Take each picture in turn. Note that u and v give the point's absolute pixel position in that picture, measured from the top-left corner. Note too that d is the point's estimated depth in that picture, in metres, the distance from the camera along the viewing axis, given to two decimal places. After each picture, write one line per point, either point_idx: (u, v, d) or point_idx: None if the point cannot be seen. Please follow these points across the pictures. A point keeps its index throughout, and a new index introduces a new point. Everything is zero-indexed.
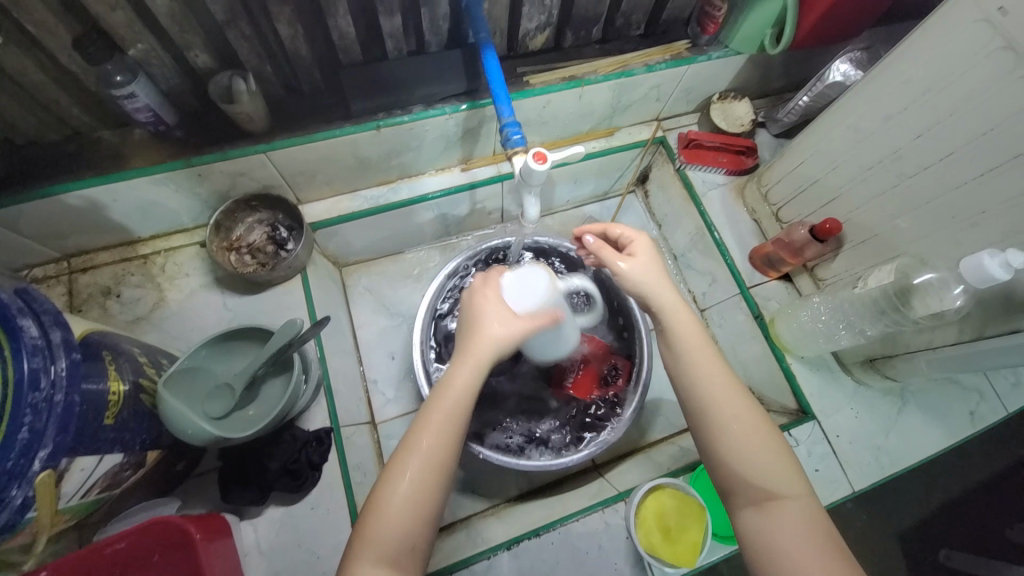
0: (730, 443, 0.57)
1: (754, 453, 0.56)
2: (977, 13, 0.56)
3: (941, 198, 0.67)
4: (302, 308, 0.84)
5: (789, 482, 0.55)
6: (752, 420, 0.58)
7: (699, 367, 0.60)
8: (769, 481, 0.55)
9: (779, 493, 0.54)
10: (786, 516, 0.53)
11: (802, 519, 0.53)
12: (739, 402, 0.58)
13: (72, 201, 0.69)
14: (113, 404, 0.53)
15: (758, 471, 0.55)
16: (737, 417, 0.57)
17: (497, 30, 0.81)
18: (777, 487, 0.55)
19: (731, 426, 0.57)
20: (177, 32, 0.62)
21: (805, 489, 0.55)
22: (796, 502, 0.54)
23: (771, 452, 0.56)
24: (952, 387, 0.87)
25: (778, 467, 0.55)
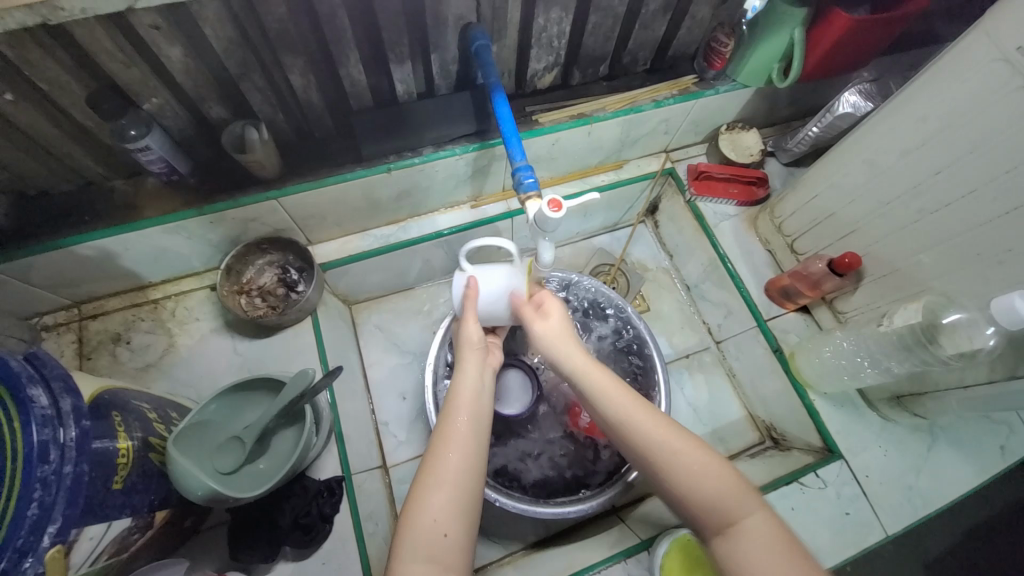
0: (670, 474, 0.53)
1: (692, 473, 0.52)
2: (994, 52, 0.56)
3: (965, 235, 0.66)
4: (312, 351, 0.83)
5: (737, 498, 0.50)
6: (677, 440, 0.54)
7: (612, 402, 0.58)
8: (718, 503, 0.50)
9: (733, 516, 0.49)
10: (747, 539, 0.48)
11: (765, 535, 0.47)
12: (658, 423, 0.55)
13: (84, 252, 0.69)
14: (123, 467, 0.52)
15: (703, 496, 0.51)
16: (662, 442, 0.54)
17: (505, 71, 0.81)
18: (727, 509, 0.50)
19: (663, 455, 0.53)
20: (192, 86, 0.63)
21: (757, 502, 0.50)
22: (752, 520, 0.49)
23: (705, 467, 0.52)
24: (983, 421, 0.84)
25: (722, 485, 0.51)
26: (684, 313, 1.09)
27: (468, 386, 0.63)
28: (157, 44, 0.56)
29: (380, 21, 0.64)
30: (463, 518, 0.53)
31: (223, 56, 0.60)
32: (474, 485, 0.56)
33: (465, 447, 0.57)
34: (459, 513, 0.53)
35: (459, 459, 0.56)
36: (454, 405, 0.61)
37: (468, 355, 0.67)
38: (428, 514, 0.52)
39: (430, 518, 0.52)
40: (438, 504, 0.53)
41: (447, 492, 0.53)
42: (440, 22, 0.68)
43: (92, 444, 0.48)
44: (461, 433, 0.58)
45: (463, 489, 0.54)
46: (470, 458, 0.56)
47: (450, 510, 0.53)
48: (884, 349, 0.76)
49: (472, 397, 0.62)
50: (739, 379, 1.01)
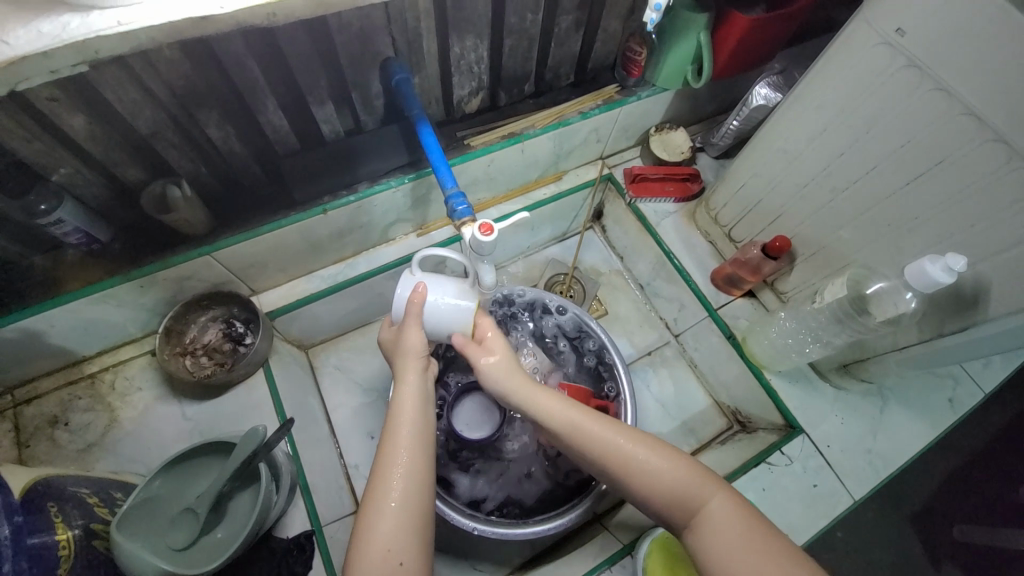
0: (639, 476, 0.57)
1: (657, 471, 0.56)
2: (876, 38, 0.60)
3: (875, 209, 0.70)
4: (268, 403, 0.80)
5: (698, 486, 0.55)
6: (642, 442, 0.59)
7: (579, 426, 0.61)
8: (684, 493, 0.55)
9: (697, 503, 0.54)
10: (713, 522, 0.52)
11: (727, 514, 0.52)
12: (622, 432, 0.60)
13: (5, 335, 0.65)
14: (65, 557, 0.49)
15: (669, 489, 0.55)
16: (622, 447, 0.59)
17: (431, 100, 0.82)
18: (692, 497, 0.54)
19: (632, 461, 0.58)
20: (103, 152, 0.61)
21: (717, 485, 0.55)
22: (714, 502, 0.53)
23: (666, 461, 0.57)
24: (925, 376, 0.88)
25: (683, 476, 0.55)
26: (641, 311, 1.12)
27: (410, 400, 0.61)
28: (57, 114, 0.54)
29: (294, 66, 0.64)
30: (415, 542, 0.53)
31: (132, 118, 0.59)
32: (424, 507, 0.56)
33: (414, 471, 0.57)
34: (415, 538, 0.53)
35: (408, 485, 0.56)
36: (393, 427, 0.59)
37: (408, 367, 0.64)
38: (379, 545, 0.52)
39: (381, 548, 0.52)
40: (390, 534, 0.52)
41: (398, 519, 0.53)
42: (355, 61, 0.68)
43: (28, 539, 0.46)
44: (409, 456, 0.57)
45: (413, 514, 0.54)
46: (419, 484, 0.56)
47: (402, 535, 0.53)
48: (824, 323, 0.80)
49: (416, 411, 0.61)
50: (701, 369, 1.04)
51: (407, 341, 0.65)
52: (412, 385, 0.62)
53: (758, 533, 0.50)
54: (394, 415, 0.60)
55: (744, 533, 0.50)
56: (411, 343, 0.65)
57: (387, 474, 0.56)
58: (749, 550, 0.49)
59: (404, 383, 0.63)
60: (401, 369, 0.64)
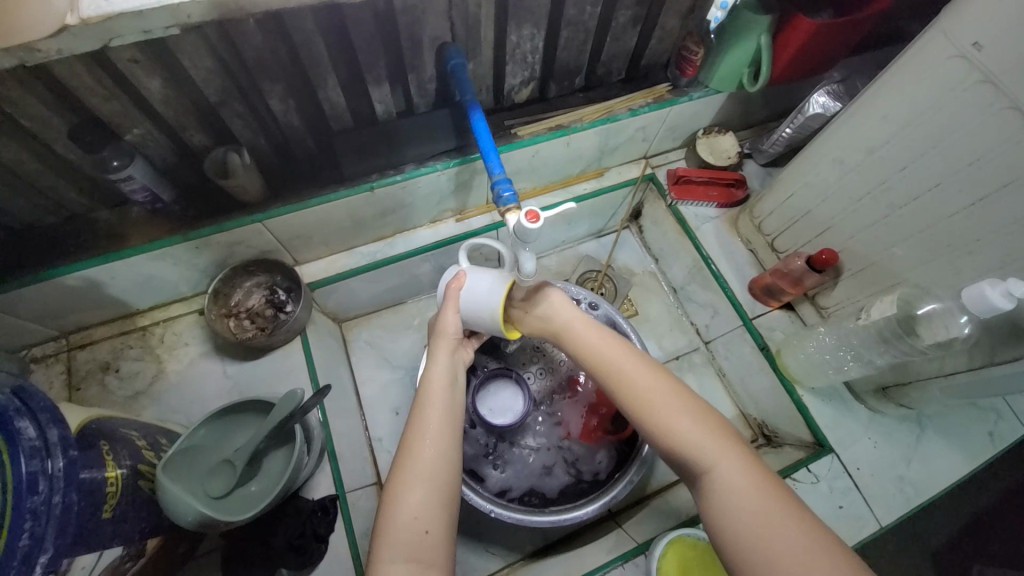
0: (649, 419, 0.55)
1: (673, 424, 0.53)
2: (951, 50, 0.58)
3: (934, 228, 0.68)
4: (302, 370, 0.83)
5: (711, 446, 0.51)
6: (662, 392, 0.55)
7: (606, 365, 0.59)
8: (695, 451, 0.51)
9: (706, 461, 0.50)
10: (721, 484, 0.49)
11: (736, 478, 0.48)
12: (644, 378, 0.57)
13: (70, 282, 0.70)
14: (111, 495, 0.51)
15: (681, 445, 0.52)
16: (640, 388, 0.56)
17: (482, 87, 0.83)
18: (701, 456, 0.51)
19: (650, 409, 0.55)
20: (173, 116, 0.64)
21: (732, 447, 0.51)
22: (724, 465, 0.49)
23: (685, 417, 0.53)
24: (968, 408, 0.85)
25: (698, 434, 0.52)
26: (672, 315, 1.11)
27: (440, 378, 0.64)
28: (136, 77, 0.57)
29: (356, 45, 0.66)
30: (440, 511, 0.54)
31: (203, 85, 0.62)
32: (450, 479, 0.57)
33: (441, 444, 0.58)
34: (440, 507, 0.54)
35: (434, 458, 0.56)
36: (422, 402, 0.61)
37: (442, 348, 0.67)
38: (406, 513, 0.53)
39: (409, 516, 0.52)
40: (417, 504, 0.53)
41: (423, 489, 0.54)
42: (414, 43, 0.70)
43: (80, 474, 0.48)
44: (435, 429, 0.59)
45: (438, 484, 0.55)
46: (444, 459, 0.57)
47: (427, 506, 0.54)
48: (866, 342, 0.78)
49: (444, 387, 0.63)
50: (730, 378, 1.02)
51: (445, 323, 0.69)
52: (443, 363, 0.65)
53: (770, 503, 0.46)
54: (425, 389, 0.63)
55: (754, 499, 0.47)
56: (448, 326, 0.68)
57: (416, 444, 0.57)
58: (756, 517, 0.46)
59: (435, 362, 0.66)
60: (436, 350, 0.67)
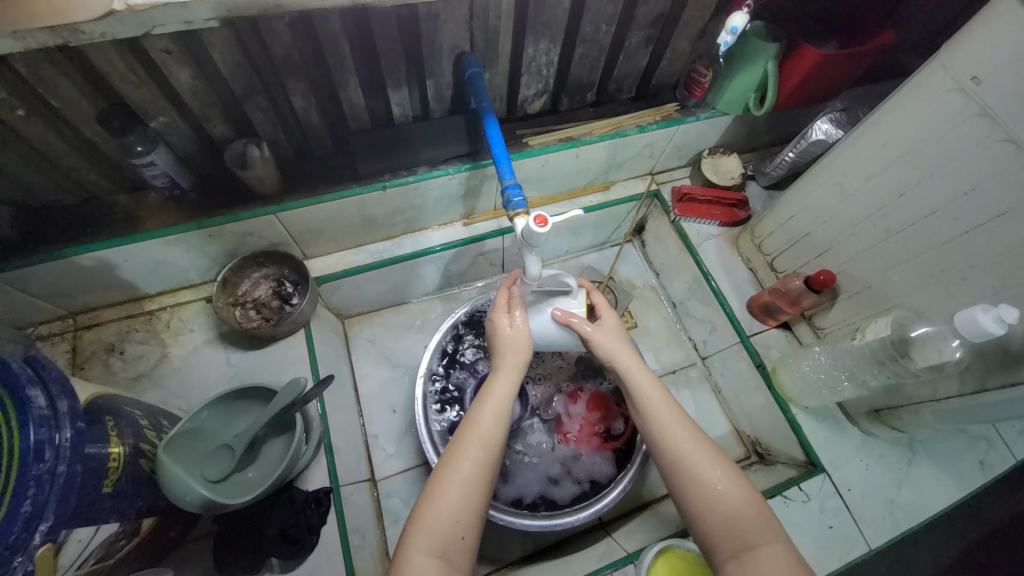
0: (701, 491, 0.58)
1: (727, 500, 0.57)
2: (950, 83, 0.60)
3: (929, 253, 0.70)
4: (304, 362, 0.84)
5: (761, 526, 0.55)
6: (725, 472, 0.59)
7: (668, 433, 0.62)
8: (742, 527, 0.55)
9: (755, 542, 0.54)
10: (764, 564, 0.52)
11: (782, 562, 0.52)
12: (702, 450, 0.60)
13: (84, 262, 0.71)
14: (113, 471, 0.52)
15: (731, 519, 0.55)
16: (696, 458, 0.60)
17: (497, 97, 0.86)
18: (751, 534, 0.54)
19: (703, 483, 0.58)
20: (199, 106, 0.66)
21: (778, 534, 0.55)
22: (771, 547, 0.53)
23: (737, 497, 0.57)
24: (959, 435, 0.86)
25: (751, 514, 0.55)
26: (671, 329, 1.12)
27: (501, 389, 0.64)
28: (168, 66, 0.59)
29: (379, 48, 0.68)
30: (475, 516, 0.56)
31: (229, 78, 0.64)
32: (487, 484, 0.58)
33: (485, 449, 0.59)
34: (473, 511, 0.56)
35: (477, 462, 0.58)
36: (478, 408, 0.62)
37: (508, 361, 0.68)
38: (446, 513, 0.55)
39: (447, 516, 0.54)
40: (457, 503, 0.55)
41: (460, 489, 0.56)
42: (435, 51, 0.72)
43: (87, 448, 0.49)
44: (489, 439, 0.60)
45: (478, 487, 0.57)
46: (487, 467, 0.58)
47: (463, 507, 0.55)
48: (861, 363, 0.79)
49: (504, 401, 0.64)
50: (725, 395, 1.03)
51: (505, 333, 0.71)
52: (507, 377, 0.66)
53: None
54: (484, 399, 0.63)
55: None
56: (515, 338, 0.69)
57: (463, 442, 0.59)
58: None
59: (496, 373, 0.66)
60: (502, 361, 0.68)
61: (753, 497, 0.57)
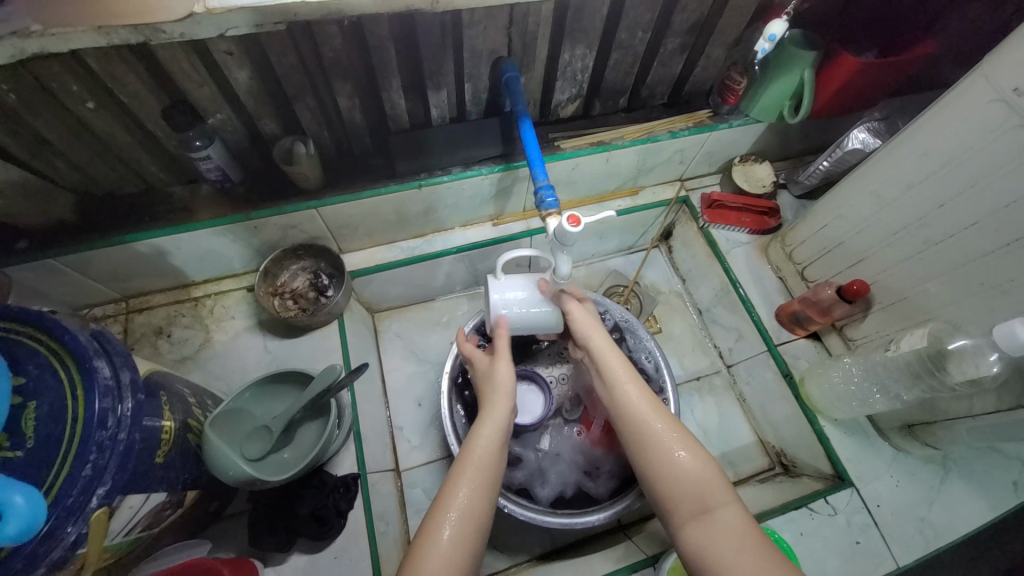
0: (660, 458, 0.60)
1: (683, 463, 0.59)
2: (993, 94, 0.59)
3: (970, 266, 0.68)
4: (337, 353, 0.88)
5: (716, 488, 0.57)
6: (683, 438, 0.61)
7: (632, 405, 0.64)
8: (699, 489, 0.58)
9: (711, 505, 0.56)
10: (720, 525, 0.55)
11: (737, 523, 0.55)
12: (659, 416, 0.63)
13: (141, 248, 0.76)
14: (164, 443, 0.55)
15: (688, 482, 0.58)
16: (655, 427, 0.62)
17: (531, 100, 0.88)
18: (706, 496, 0.57)
19: (660, 446, 0.61)
20: (252, 105, 0.70)
21: (733, 494, 0.58)
22: (726, 510, 0.56)
23: (693, 465, 0.59)
24: (996, 455, 0.83)
25: (707, 479, 0.58)
26: (696, 336, 1.12)
27: (489, 441, 0.64)
28: (228, 67, 0.63)
29: (422, 51, 0.71)
30: (470, 563, 0.55)
31: (283, 78, 0.67)
32: (479, 533, 0.57)
33: (482, 486, 0.60)
34: (472, 557, 0.55)
35: (472, 503, 0.58)
36: (467, 455, 0.62)
37: (495, 400, 0.67)
38: (442, 557, 0.54)
39: (442, 559, 0.54)
40: (454, 547, 0.55)
41: (460, 530, 0.56)
42: (475, 55, 0.74)
43: (144, 420, 0.52)
44: (479, 487, 0.59)
45: (474, 525, 0.57)
46: (479, 512, 0.58)
47: (462, 545, 0.55)
48: (894, 375, 0.77)
49: (492, 449, 0.63)
50: (750, 404, 1.02)
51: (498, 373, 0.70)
52: (497, 420, 0.65)
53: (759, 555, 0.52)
54: (474, 441, 0.64)
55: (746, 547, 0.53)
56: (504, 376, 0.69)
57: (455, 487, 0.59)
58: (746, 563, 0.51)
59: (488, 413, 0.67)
60: (490, 400, 0.68)
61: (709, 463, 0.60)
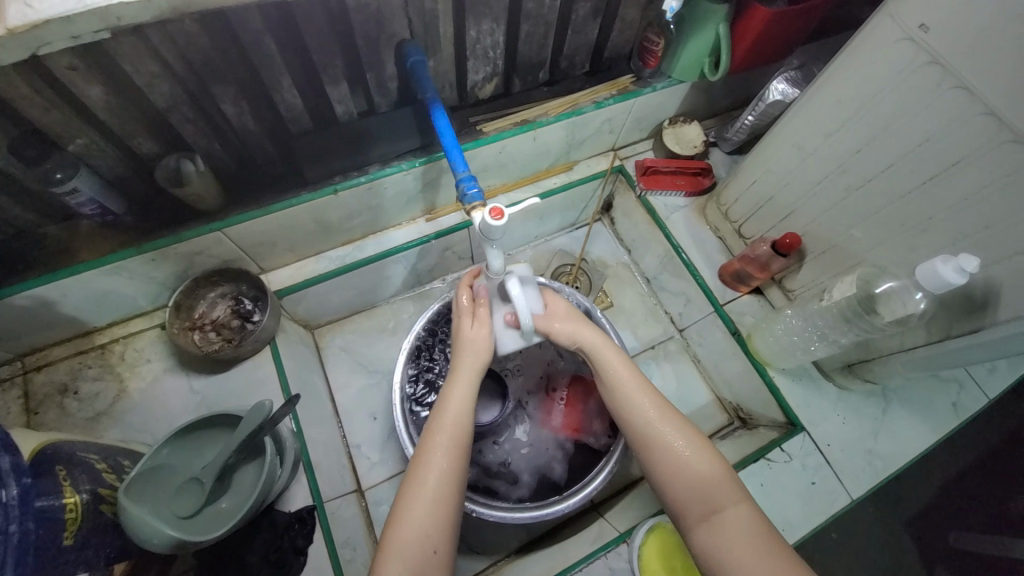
0: (670, 458, 0.61)
1: (692, 465, 0.60)
2: (899, 33, 0.59)
3: (888, 208, 0.70)
4: (274, 381, 0.82)
5: (724, 488, 0.58)
6: (688, 437, 0.62)
7: (638, 404, 0.65)
8: (710, 492, 0.58)
9: (720, 503, 0.57)
10: (731, 525, 0.55)
11: (745, 524, 0.55)
12: (667, 417, 0.64)
13: (18, 303, 0.66)
14: (71, 522, 0.49)
15: (696, 485, 0.59)
16: (660, 422, 0.64)
17: (445, 84, 0.82)
18: (714, 497, 0.58)
19: (667, 447, 0.61)
20: (119, 124, 0.61)
21: (742, 493, 0.58)
22: (737, 508, 0.57)
23: (699, 464, 0.60)
24: (932, 381, 0.88)
25: (716, 477, 0.59)
26: (647, 305, 1.12)
27: (456, 399, 0.65)
28: (75, 84, 0.55)
29: (309, 44, 0.64)
30: (445, 526, 0.57)
31: (148, 90, 0.59)
32: (456, 495, 0.59)
33: (453, 462, 0.60)
34: (444, 530, 0.56)
35: (445, 476, 0.59)
36: (438, 420, 0.63)
37: (467, 364, 0.68)
38: (415, 530, 0.55)
39: (415, 529, 0.55)
40: (425, 519, 0.56)
41: (432, 505, 0.57)
42: (371, 41, 0.68)
43: (36, 503, 0.46)
44: (454, 449, 0.61)
45: (444, 505, 0.58)
46: (451, 480, 0.59)
47: (436, 522, 0.56)
48: (832, 322, 0.80)
49: (463, 407, 0.64)
50: (704, 364, 1.04)
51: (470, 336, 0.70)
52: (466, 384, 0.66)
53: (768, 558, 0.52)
54: (443, 405, 0.64)
55: (754, 546, 0.53)
56: (473, 339, 0.69)
57: (419, 475, 0.59)
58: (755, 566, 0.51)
59: (460, 379, 0.67)
60: (461, 364, 0.68)
61: (719, 461, 0.61)
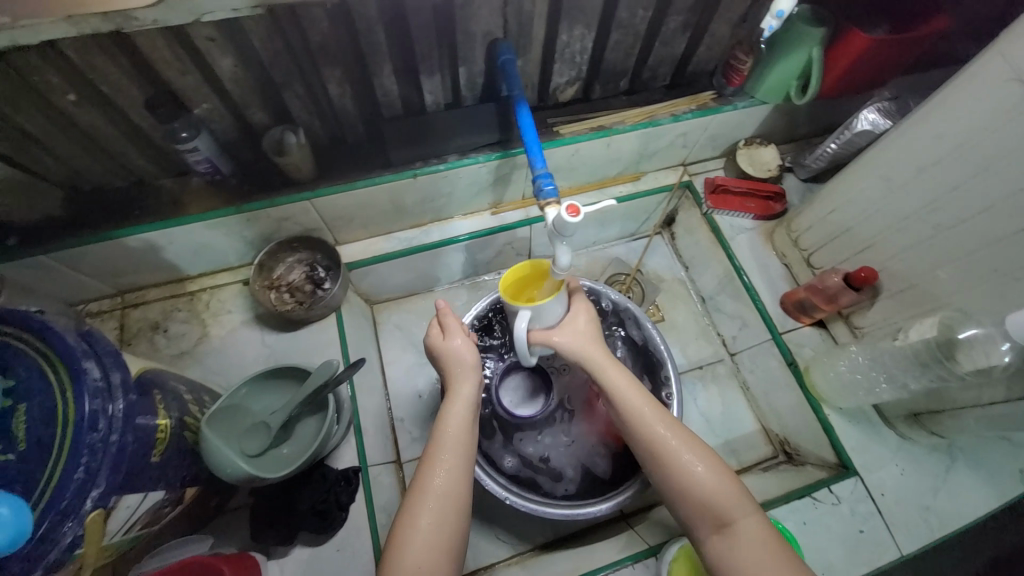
0: (680, 473, 0.61)
1: (703, 480, 0.60)
2: (1010, 72, 0.56)
3: (982, 251, 0.66)
4: (336, 346, 0.87)
5: (734, 502, 0.58)
6: (696, 451, 0.62)
7: (646, 421, 0.65)
8: (721, 505, 0.58)
9: (731, 516, 0.57)
10: (743, 537, 0.56)
11: (757, 533, 0.56)
12: (677, 434, 0.64)
13: (132, 243, 0.75)
14: (159, 442, 0.54)
15: (704, 499, 0.59)
16: (667, 438, 0.63)
17: (528, 84, 0.85)
18: (725, 511, 0.58)
19: (676, 465, 0.61)
20: (238, 94, 0.68)
21: (753, 506, 0.59)
22: (745, 520, 0.57)
23: (710, 478, 0.60)
24: (1005, 444, 0.82)
25: (728, 491, 0.59)
26: (699, 324, 1.10)
27: (456, 416, 0.65)
28: (211, 53, 0.61)
29: (413, 35, 0.68)
30: (452, 537, 0.57)
31: (269, 64, 0.65)
32: (461, 509, 0.59)
33: (457, 477, 0.61)
34: (452, 541, 0.57)
35: (447, 491, 0.59)
36: (440, 432, 0.63)
37: (454, 376, 0.67)
38: (425, 539, 0.56)
39: (421, 540, 0.56)
40: (433, 530, 0.56)
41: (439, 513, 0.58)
42: (468, 37, 0.72)
43: (137, 420, 0.50)
44: (458, 459, 0.62)
45: (450, 514, 0.58)
46: (455, 489, 0.60)
47: (443, 529, 0.57)
48: (902, 365, 0.76)
49: (465, 419, 0.65)
50: (753, 392, 1.02)
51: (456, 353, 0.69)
52: (464, 399, 0.65)
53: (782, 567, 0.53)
54: (444, 421, 0.64)
55: (769, 556, 0.54)
56: (463, 356, 0.68)
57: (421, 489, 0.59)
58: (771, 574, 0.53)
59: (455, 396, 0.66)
60: (455, 382, 0.67)
61: (729, 476, 0.61)
